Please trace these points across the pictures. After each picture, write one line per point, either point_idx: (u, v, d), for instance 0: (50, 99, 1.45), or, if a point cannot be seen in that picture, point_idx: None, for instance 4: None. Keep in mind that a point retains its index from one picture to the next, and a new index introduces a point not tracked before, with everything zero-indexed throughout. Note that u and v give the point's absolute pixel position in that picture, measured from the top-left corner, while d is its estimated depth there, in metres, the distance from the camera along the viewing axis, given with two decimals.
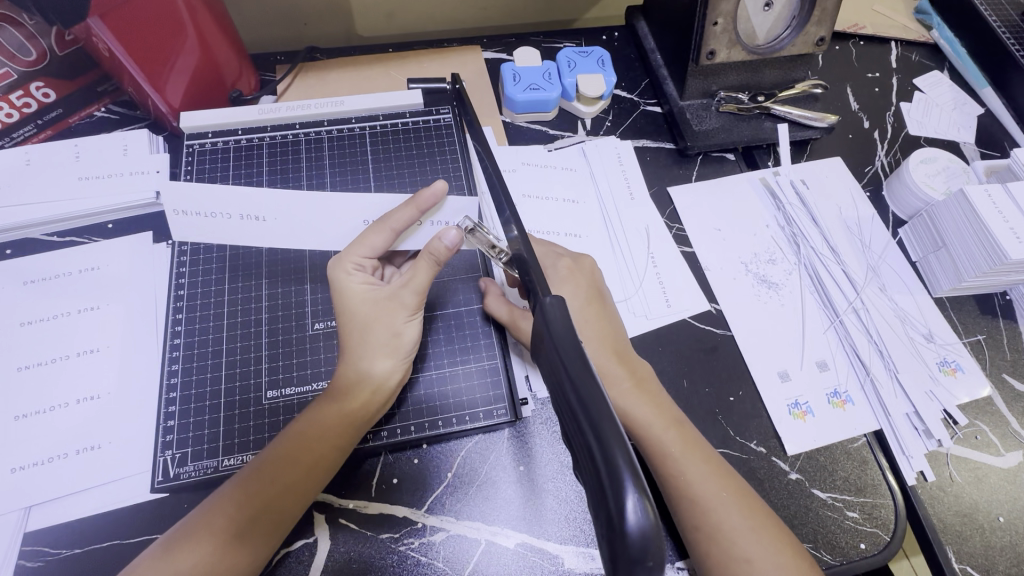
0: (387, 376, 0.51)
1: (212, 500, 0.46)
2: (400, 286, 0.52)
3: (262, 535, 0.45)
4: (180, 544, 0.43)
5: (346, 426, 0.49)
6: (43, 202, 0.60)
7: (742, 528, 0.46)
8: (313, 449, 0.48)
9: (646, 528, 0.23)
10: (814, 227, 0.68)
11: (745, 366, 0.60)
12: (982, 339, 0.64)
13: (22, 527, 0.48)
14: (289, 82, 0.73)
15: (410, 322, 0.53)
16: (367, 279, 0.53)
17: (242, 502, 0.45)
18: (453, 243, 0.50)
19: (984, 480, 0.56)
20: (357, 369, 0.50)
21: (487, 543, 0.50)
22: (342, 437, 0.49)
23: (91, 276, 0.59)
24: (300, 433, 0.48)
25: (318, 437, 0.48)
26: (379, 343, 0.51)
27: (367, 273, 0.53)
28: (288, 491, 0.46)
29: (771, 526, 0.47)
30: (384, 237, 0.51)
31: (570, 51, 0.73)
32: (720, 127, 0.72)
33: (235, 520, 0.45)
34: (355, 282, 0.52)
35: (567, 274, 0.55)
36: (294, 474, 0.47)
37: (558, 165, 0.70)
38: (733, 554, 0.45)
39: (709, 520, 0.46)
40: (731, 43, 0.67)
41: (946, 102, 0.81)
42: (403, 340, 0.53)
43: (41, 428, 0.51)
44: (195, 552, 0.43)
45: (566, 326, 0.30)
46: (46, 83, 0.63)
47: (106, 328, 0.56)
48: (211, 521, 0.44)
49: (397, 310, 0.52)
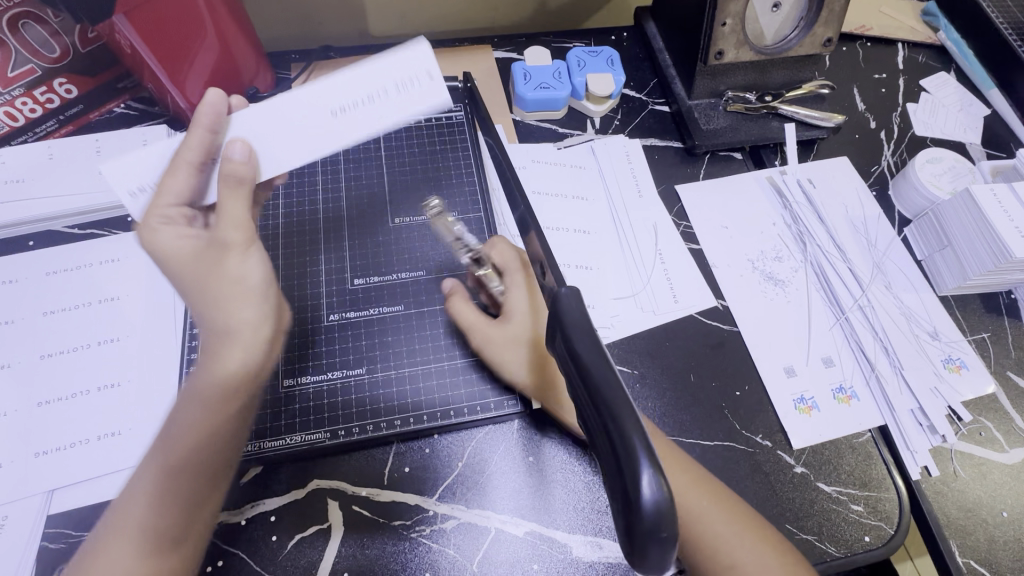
0: (244, 324, 0.49)
1: (128, 504, 0.45)
2: (218, 226, 0.48)
3: (194, 511, 0.45)
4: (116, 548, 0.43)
5: (222, 393, 0.47)
6: (66, 195, 0.62)
7: (727, 535, 0.47)
8: (206, 418, 0.46)
9: (661, 502, 0.24)
10: (820, 226, 0.69)
11: (751, 361, 0.61)
12: (987, 338, 0.64)
13: (44, 511, 0.49)
14: (304, 80, 0.74)
15: (246, 261, 0.49)
16: (181, 232, 0.47)
17: (168, 498, 0.44)
18: (243, 155, 0.46)
19: (988, 476, 0.57)
20: (222, 323, 0.48)
21: (496, 531, 0.51)
22: (229, 403, 0.47)
23: (111, 267, 0.60)
24: (194, 406, 0.47)
25: (209, 403, 0.47)
26: (224, 295, 0.48)
27: (175, 227, 0.47)
28: (195, 468, 0.45)
29: (759, 526, 0.48)
30: (183, 175, 0.47)
31: (580, 51, 0.75)
32: (728, 126, 0.73)
33: (163, 515, 0.44)
34: (166, 239, 0.47)
35: (522, 277, 0.59)
36: (190, 451, 0.45)
37: (567, 162, 0.71)
38: (719, 560, 0.47)
39: (693, 531, 0.47)
40: (739, 43, 0.68)
41: (952, 103, 0.82)
42: (248, 282, 0.49)
43: (63, 415, 0.52)
44: (124, 551, 0.42)
45: (580, 312, 0.32)
46: (68, 80, 0.64)
47: (124, 318, 0.57)
48: (140, 521, 0.44)
49: (226, 255, 0.48)
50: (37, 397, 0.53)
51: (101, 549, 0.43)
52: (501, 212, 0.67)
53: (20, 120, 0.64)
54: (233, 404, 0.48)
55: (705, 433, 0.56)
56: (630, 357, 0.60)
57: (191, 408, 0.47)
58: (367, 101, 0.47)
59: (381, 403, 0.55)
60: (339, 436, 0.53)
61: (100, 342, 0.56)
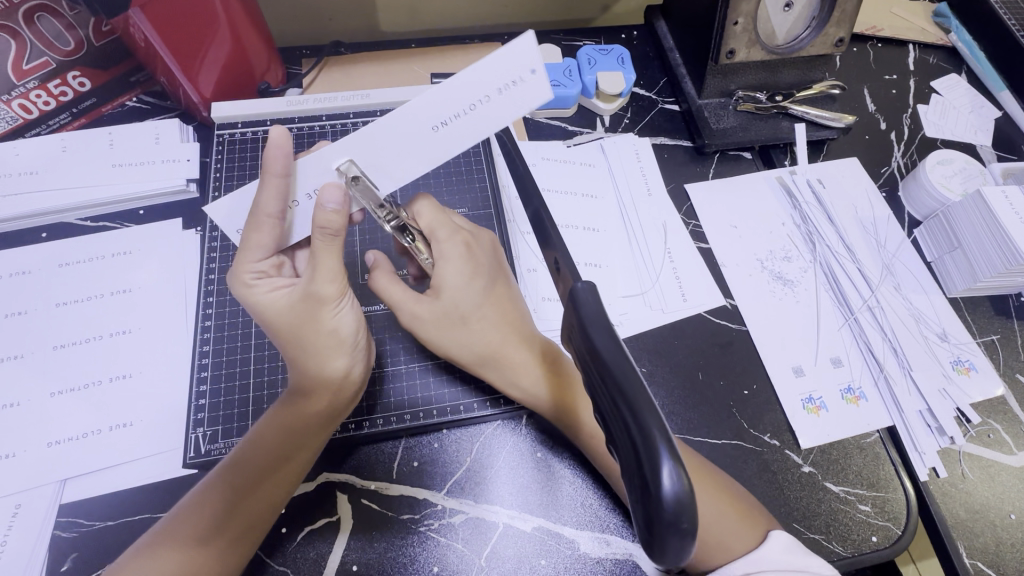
0: (344, 375, 0.50)
1: (187, 509, 0.46)
2: (310, 281, 0.47)
3: (241, 530, 0.45)
4: (164, 549, 0.44)
5: (307, 427, 0.48)
6: (78, 187, 0.62)
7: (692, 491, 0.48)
8: (284, 443, 0.48)
9: (681, 494, 0.24)
10: (830, 226, 0.69)
11: (759, 360, 0.61)
12: (995, 340, 0.64)
13: (57, 499, 0.49)
14: (315, 75, 0.74)
15: (340, 312, 0.49)
16: (272, 285, 0.48)
17: (224, 514, 0.45)
18: (338, 202, 0.41)
19: (996, 478, 0.57)
20: (310, 373, 0.49)
21: (504, 526, 0.51)
22: (309, 436, 0.48)
23: (124, 259, 0.60)
24: (272, 430, 0.48)
25: (291, 431, 0.48)
26: (320, 345, 0.48)
27: (270, 279, 0.48)
28: (261, 488, 0.47)
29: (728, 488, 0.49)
30: (266, 232, 0.44)
31: (590, 48, 0.75)
32: (738, 125, 0.73)
33: (214, 526, 0.45)
34: (262, 293, 0.48)
35: (463, 253, 0.55)
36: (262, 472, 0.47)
37: (577, 160, 0.71)
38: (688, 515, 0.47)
39: None
40: (751, 42, 0.68)
41: (963, 104, 0.81)
42: (342, 333, 0.49)
43: (77, 405, 0.53)
44: (175, 557, 0.44)
45: (596, 305, 0.32)
46: (82, 72, 0.65)
47: (136, 310, 0.58)
48: (192, 528, 0.45)
49: (321, 305, 0.47)
50: (50, 386, 0.53)
51: (154, 541, 0.44)
52: (510, 208, 0.67)
53: (34, 113, 0.64)
54: (315, 438, 0.49)
55: (712, 431, 0.57)
56: (638, 355, 0.60)
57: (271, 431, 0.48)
58: (480, 107, 0.36)
59: (391, 397, 0.56)
60: (349, 429, 0.54)
61: (114, 333, 0.56)
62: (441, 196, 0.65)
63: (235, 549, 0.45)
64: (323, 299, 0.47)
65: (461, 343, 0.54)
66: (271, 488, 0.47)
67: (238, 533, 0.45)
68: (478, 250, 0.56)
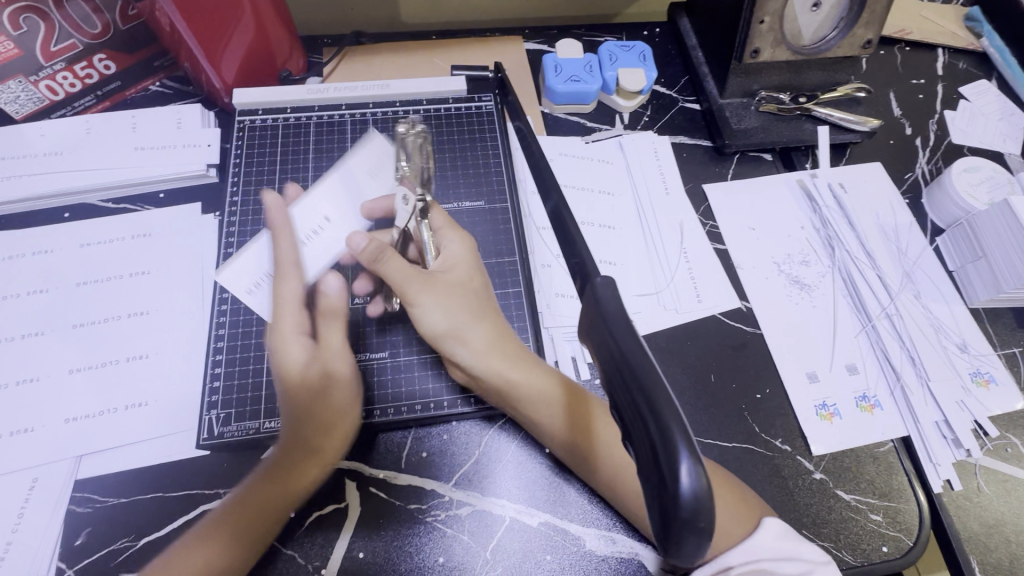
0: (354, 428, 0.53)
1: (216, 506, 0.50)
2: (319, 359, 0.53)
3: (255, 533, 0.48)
4: (187, 547, 0.47)
5: (324, 447, 0.51)
6: (101, 169, 0.63)
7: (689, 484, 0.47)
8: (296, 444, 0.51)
9: (699, 491, 0.24)
10: (850, 232, 0.68)
11: (773, 364, 0.60)
12: (1018, 353, 0.63)
13: (72, 475, 0.50)
14: (335, 65, 0.75)
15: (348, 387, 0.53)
16: (302, 348, 0.53)
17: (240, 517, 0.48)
18: (336, 288, 0.56)
19: (1013, 493, 0.56)
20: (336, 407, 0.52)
21: (510, 520, 0.51)
22: (325, 453, 0.51)
23: (142, 242, 0.61)
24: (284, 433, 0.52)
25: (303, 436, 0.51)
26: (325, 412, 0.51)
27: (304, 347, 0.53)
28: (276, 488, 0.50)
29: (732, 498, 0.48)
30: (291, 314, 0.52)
31: (611, 45, 0.74)
32: (760, 126, 0.72)
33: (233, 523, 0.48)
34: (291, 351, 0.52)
35: (459, 241, 0.57)
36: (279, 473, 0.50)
37: (595, 157, 0.71)
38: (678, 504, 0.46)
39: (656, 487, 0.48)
40: (776, 42, 0.67)
41: (993, 111, 0.80)
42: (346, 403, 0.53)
43: (94, 383, 0.54)
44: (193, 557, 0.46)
45: (616, 301, 0.32)
46: (108, 56, 0.65)
47: (154, 292, 0.58)
48: (214, 526, 0.48)
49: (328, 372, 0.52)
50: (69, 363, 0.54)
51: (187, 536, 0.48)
52: (526, 204, 0.67)
53: (60, 94, 0.65)
54: (328, 458, 0.52)
55: (722, 433, 0.56)
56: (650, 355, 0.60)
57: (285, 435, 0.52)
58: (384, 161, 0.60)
59: (402, 387, 0.56)
60: (361, 417, 0.54)
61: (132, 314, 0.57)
62: (458, 188, 0.65)
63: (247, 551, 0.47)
64: (335, 368, 0.53)
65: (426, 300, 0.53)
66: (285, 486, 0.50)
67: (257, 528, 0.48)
68: (466, 245, 0.57)
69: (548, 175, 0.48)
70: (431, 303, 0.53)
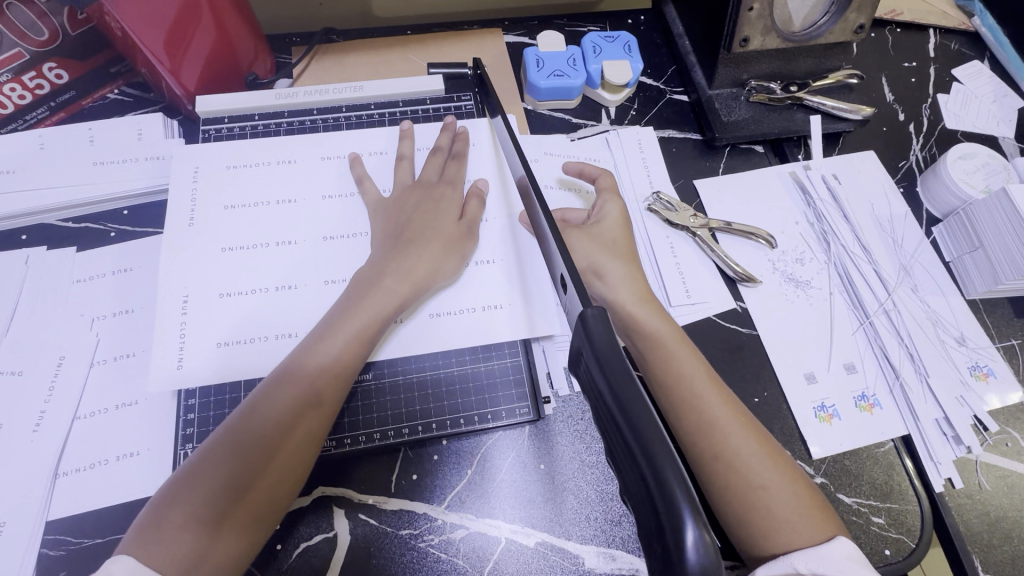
0: None
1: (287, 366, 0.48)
2: None
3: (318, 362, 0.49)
4: (265, 399, 0.46)
5: None
6: (59, 188, 0.59)
7: (757, 461, 0.46)
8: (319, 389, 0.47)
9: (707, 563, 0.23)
10: (845, 225, 0.66)
11: (770, 366, 0.59)
12: (1016, 344, 0.62)
13: (43, 517, 0.47)
14: (306, 65, 0.71)
15: None
16: None
17: (316, 351, 0.49)
18: None
19: (1013, 487, 0.55)
20: None
21: (507, 541, 0.50)
22: None
23: (289, 208, 0.58)
24: (376, 318, 0.51)
25: (305, 378, 0.47)
26: None
27: None
28: (278, 447, 0.45)
29: (790, 472, 0.47)
30: None
31: (595, 35, 0.71)
32: (750, 118, 0.70)
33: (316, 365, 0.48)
34: None
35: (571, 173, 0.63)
36: (285, 417, 0.45)
37: (581, 156, 0.67)
38: (751, 479, 0.46)
39: (733, 462, 0.46)
40: (766, 29, 0.64)
41: (985, 94, 0.78)
42: None
43: (428, 247, 0.54)
44: (287, 394, 0.46)
45: (607, 337, 0.29)
46: (59, 64, 0.61)
47: (270, 274, 0.55)
48: (289, 377, 0.47)
49: None
50: (36, 413, 0.51)
51: (132, 538, 0.41)
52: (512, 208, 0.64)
53: (9, 107, 0.61)
54: None
55: None
56: None
57: (281, 368, 0.48)
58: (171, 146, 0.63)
59: (388, 408, 0.53)
60: (345, 444, 0.51)
61: (187, 303, 0.53)
62: None
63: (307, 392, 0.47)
64: None
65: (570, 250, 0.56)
66: (299, 437, 0.46)
67: (268, 482, 0.44)
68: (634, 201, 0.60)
69: (529, 166, 0.46)
70: (582, 250, 0.56)
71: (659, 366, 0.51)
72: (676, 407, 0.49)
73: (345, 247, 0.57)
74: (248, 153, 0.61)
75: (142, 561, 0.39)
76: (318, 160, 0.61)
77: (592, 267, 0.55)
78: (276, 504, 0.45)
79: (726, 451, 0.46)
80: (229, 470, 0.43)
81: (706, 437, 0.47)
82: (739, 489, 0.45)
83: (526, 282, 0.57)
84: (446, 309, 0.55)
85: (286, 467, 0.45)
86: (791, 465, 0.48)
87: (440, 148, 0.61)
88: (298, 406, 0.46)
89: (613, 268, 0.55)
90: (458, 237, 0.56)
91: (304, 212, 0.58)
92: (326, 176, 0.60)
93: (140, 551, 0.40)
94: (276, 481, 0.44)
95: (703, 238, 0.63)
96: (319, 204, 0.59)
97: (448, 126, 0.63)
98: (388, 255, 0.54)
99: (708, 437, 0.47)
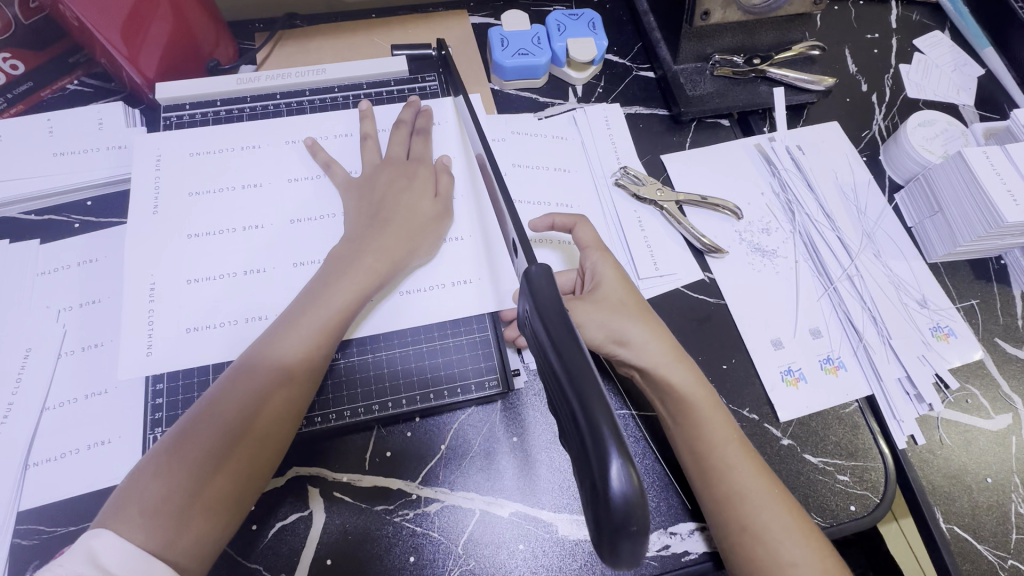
0: None
1: (256, 351, 0.48)
2: None
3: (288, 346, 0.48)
4: (234, 383, 0.46)
5: None
6: (19, 179, 0.58)
7: (785, 536, 0.46)
8: (287, 372, 0.47)
9: (629, 495, 0.25)
10: (809, 194, 0.67)
11: (738, 334, 0.60)
12: (976, 304, 0.64)
13: (14, 507, 0.47)
14: (269, 50, 0.70)
15: None
16: None
17: (284, 334, 0.48)
18: None
19: (973, 442, 0.57)
20: None
21: (482, 513, 0.51)
22: None
23: (255, 193, 0.58)
24: (343, 301, 0.50)
25: (283, 356, 0.47)
26: None
27: None
28: (256, 421, 0.45)
29: (823, 547, 0.46)
30: None
31: (559, 14, 0.71)
32: (715, 92, 0.70)
33: (285, 349, 0.47)
34: None
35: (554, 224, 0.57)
36: (253, 400, 0.45)
37: (548, 133, 0.68)
38: (780, 559, 0.45)
39: (763, 540, 0.45)
40: (726, 2, 0.65)
41: (946, 63, 0.79)
42: None
43: (395, 226, 0.54)
44: (256, 379, 0.46)
45: (550, 296, 0.32)
46: (12, 54, 0.60)
47: (237, 258, 0.55)
48: (259, 362, 0.47)
49: None
50: (4, 405, 0.50)
51: (106, 519, 0.41)
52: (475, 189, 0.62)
53: None
54: None
55: None
56: None
57: (258, 345, 0.48)
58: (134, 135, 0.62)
59: (359, 387, 0.53)
60: (316, 423, 0.51)
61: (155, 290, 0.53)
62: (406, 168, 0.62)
63: (276, 376, 0.46)
64: None
65: (581, 328, 0.51)
66: (268, 419, 0.45)
67: (236, 464, 0.44)
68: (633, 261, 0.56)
69: (487, 141, 0.47)
70: (594, 322, 0.51)
71: (688, 442, 0.49)
72: (706, 476, 0.48)
73: (312, 230, 0.57)
74: (211, 140, 0.60)
75: (126, 537, 0.39)
76: (283, 144, 0.61)
77: (612, 336, 0.51)
78: (249, 487, 0.44)
79: (754, 524, 0.46)
80: (210, 446, 0.43)
81: (734, 512, 0.46)
82: (766, 565, 0.45)
83: (493, 260, 0.58)
84: (420, 285, 0.56)
85: (265, 440, 0.45)
86: (824, 540, 0.47)
87: (405, 122, 0.61)
88: (267, 390, 0.46)
89: (641, 332, 0.51)
90: (425, 215, 0.56)
91: (269, 196, 0.58)
92: (290, 160, 0.60)
93: (122, 528, 0.40)
94: (247, 463, 0.44)
95: (669, 212, 0.63)
96: (285, 188, 0.59)
97: (412, 103, 0.63)
98: (360, 229, 0.54)
99: (737, 512, 0.46)
